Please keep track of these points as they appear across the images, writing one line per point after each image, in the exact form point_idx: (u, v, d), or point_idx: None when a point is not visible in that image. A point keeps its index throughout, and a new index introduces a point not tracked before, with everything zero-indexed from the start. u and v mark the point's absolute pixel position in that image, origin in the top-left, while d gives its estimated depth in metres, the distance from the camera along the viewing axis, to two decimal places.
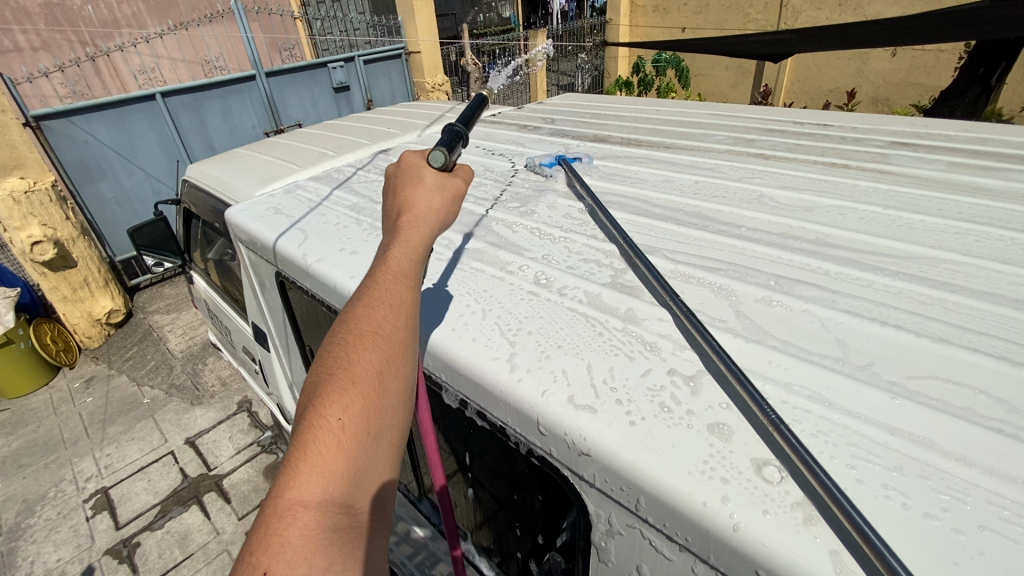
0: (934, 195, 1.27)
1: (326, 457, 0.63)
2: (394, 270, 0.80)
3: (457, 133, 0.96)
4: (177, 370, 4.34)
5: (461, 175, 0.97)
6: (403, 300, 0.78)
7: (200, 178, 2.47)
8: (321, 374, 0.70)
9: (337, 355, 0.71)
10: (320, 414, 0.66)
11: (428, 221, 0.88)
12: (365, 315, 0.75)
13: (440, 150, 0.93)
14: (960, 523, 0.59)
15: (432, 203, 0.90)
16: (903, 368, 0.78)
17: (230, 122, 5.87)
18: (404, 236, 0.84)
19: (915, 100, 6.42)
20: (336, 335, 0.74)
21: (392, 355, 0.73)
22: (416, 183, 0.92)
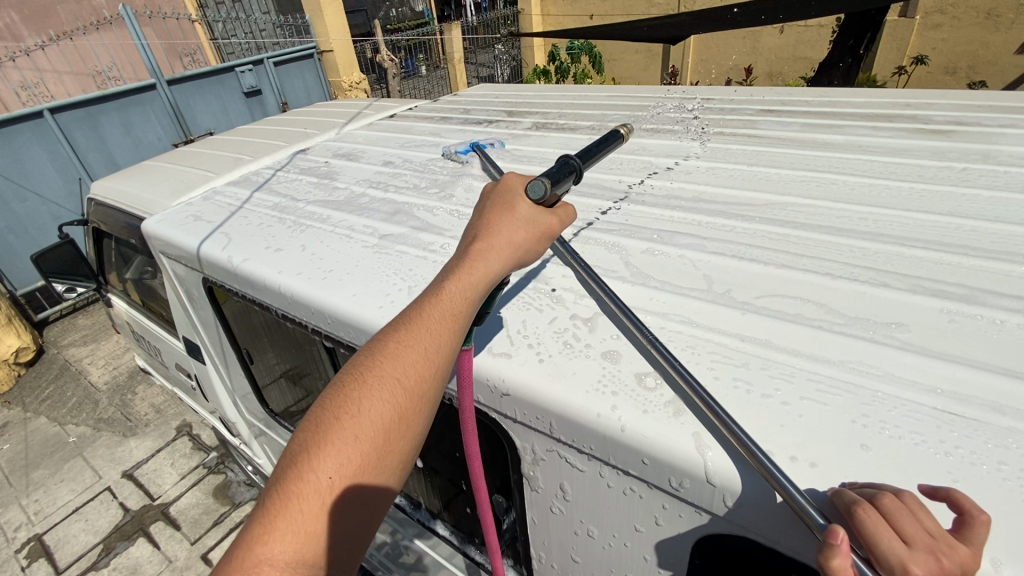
0: (788, 152, 1.50)
1: (307, 515, 0.66)
2: (438, 319, 0.78)
3: (570, 166, 0.87)
4: (104, 403, 4.09)
5: (559, 214, 0.88)
6: (433, 356, 0.76)
7: (108, 194, 2.38)
8: (327, 415, 0.71)
9: (348, 401, 0.72)
10: (314, 465, 0.67)
11: (500, 259, 0.82)
12: (391, 365, 0.74)
13: (542, 181, 0.85)
14: (787, 397, 0.76)
15: (507, 242, 0.84)
16: (754, 291, 0.96)
17: (133, 136, 5.52)
18: (465, 276, 0.80)
19: (803, 72, 7.04)
20: (357, 376, 0.74)
21: (403, 416, 0.73)
22: (502, 217, 0.86)
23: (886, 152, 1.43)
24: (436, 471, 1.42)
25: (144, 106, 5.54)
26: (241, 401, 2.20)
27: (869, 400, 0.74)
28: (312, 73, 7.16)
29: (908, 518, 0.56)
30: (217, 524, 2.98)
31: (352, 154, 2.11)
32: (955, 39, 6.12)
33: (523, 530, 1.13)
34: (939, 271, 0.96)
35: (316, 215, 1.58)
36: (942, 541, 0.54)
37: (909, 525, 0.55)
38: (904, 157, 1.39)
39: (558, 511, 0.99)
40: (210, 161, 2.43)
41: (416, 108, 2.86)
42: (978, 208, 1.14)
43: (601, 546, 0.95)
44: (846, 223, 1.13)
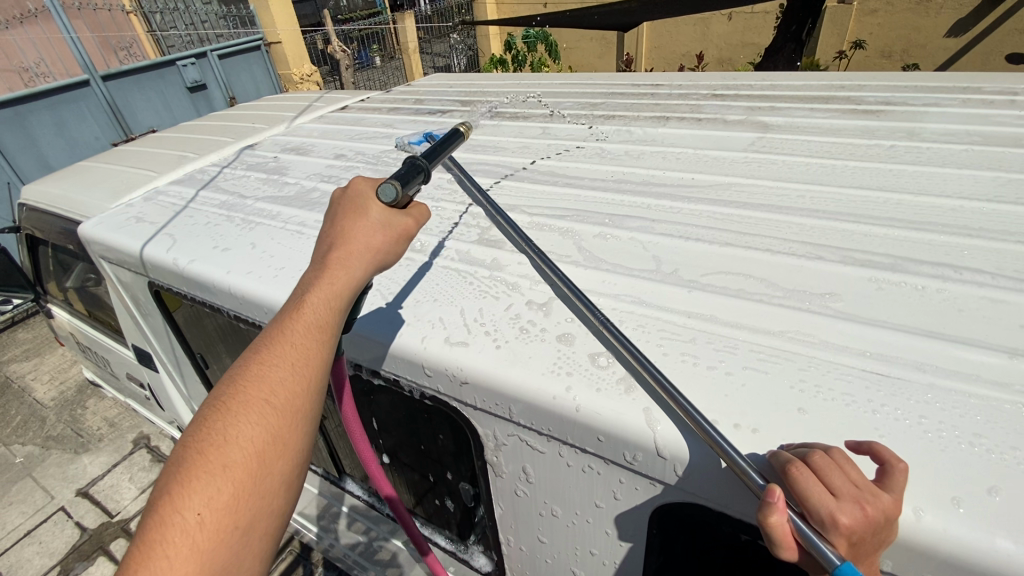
0: (733, 134, 1.55)
1: (176, 561, 0.59)
2: (302, 332, 0.76)
3: (416, 168, 0.91)
4: (51, 420, 3.88)
5: (414, 215, 0.90)
6: (304, 368, 0.74)
7: (40, 198, 2.24)
8: (190, 454, 0.66)
9: (212, 432, 0.67)
10: (178, 510, 0.62)
11: (359, 262, 0.83)
12: (255, 386, 0.71)
13: (393, 185, 0.86)
14: (731, 367, 0.79)
15: (367, 245, 0.84)
16: (700, 269, 0.99)
17: (67, 136, 5.19)
18: (324, 285, 0.79)
19: (752, 58, 7.25)
20: (219, 404, 0.70)
21: (279, 435, 0.69)
22: (357, 222, 0.86)
23: (822, 132, 1.50)
24: (403, 466, 1.42)
25: (78, 104, 5.22)
26: (199, 408, 2.13)
27: (806, 366, 0.78)
28: (259, 65, 6.91)
29: (838, 472, 0.60)
30: None
31: (302, 148, 2.06)
32: (891, 24, 6.41)
33: (490, 516, 1.15)
34: (868, 243, 1.02)
35: (266, 212, 1.53)
36: (867, 490, 0.58)
37: (838, 478, 0.59)
38: (838, 136, 1.46)
39: (523, 493, 1.01)
40: (151, 159, 2.32)
41: (369, 99, 2.80)
42: (903, 181, 1.21)
43: (566, 525, 0.97)
44: (784, 201, 1.18)
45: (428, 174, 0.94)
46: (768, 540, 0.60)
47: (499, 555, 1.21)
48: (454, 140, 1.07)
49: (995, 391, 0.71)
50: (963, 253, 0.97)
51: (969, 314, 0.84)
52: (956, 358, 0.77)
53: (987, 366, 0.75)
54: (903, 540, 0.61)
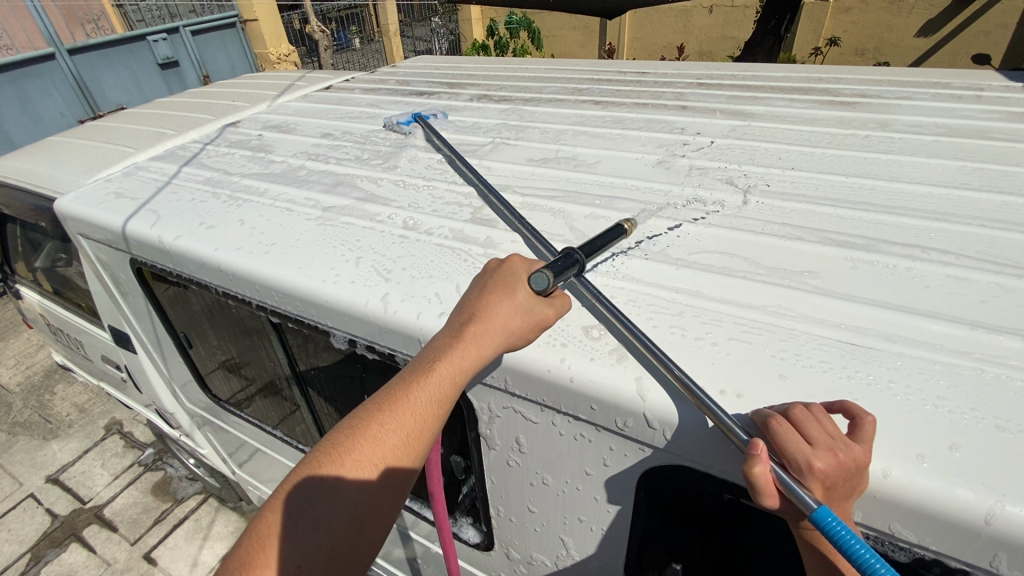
0: (718, 121, 1.60)
1: None
2: (421, 404, 0.85)
3: (572, 260, 0.91)
4: (17, 406, 3.76)
5: (556, 305, 0.90)
6: (412, 443, 0.85)
7: (9, 173, 2.17)
8: (307, 494, 0.79)
9: (325, 485, 0.80)
10: (293, 541, 0.77)
11: (495, 344, 0.85)
12: (367, 452, 0.82)
13: (545, 274, 0.88)
14: (717, 338, 0.84)
15: (502, 331, 0.86)
16: (688, 249, 1.03)
17: (30, 112, 4.94)
18: (452, 362, 0.84)
19: (731, 52, 7.34)
20: (334, 456, 0.82)
21: (376, 498, 0.83)
22: (499, 302, 0.88)
23: (800, 120, 1.56)
24: None
25: (41, 79, 5.00)
26: (181, 390, 2.11)
27: (787, 338, 0.83)
28: (234, 44, 6.74)
29: (814, 426, 0.65)
30: (159, 521, 2.87)
31: (287, 127, 2.02)
32: (864, 23, 6.57)
33: (481, 488, 1.18)
34: (844, 225, 1.07)
35: (253, 189, 1.52)
36: (840, 441, 0.64)
37: (814, 431, 0.65)
38: (815, 125, 1.52)
39: (515, 464, 1.04)
40: (126, 135, 2.25)
41: (353, 79, 2.75)
42: (875, 169, 1.27)
43: (556, 493, 1.01)
44: (765, 185, 1.23)
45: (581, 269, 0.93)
46: (751, 489, 0.66)
47: (488, 527, 1.25)
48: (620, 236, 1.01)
49: (958, 359, 0.77)
50: (931, 235, 1.03)
51: (935, 290, 0.90)
52: (923, 330, 0.82)
53: (950, 337, 0.81)
54: (872, 490, 0.66)
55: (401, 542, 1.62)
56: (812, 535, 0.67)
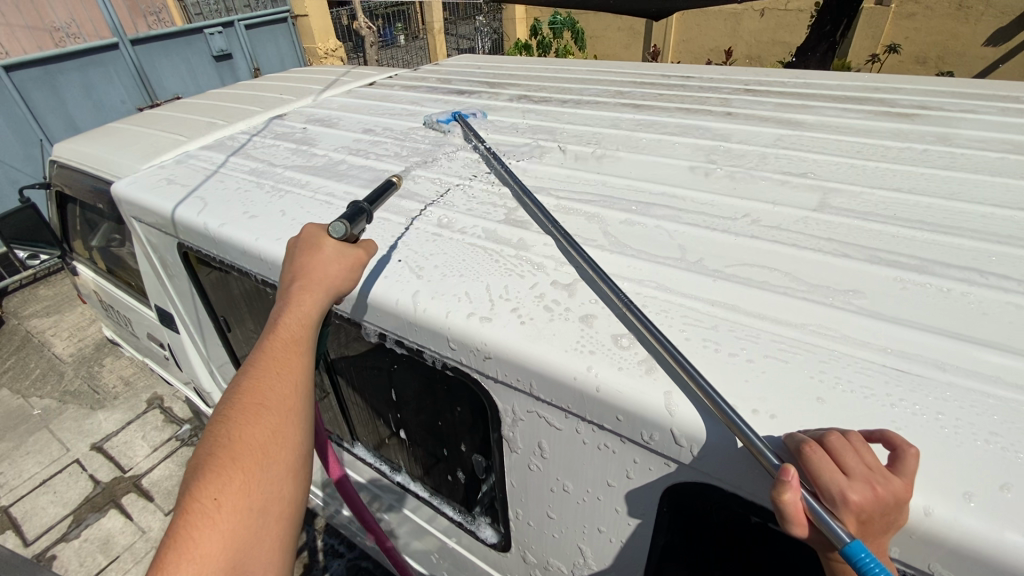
0: (766, 130, 1.55)
1: (202, 539, 0.69)
2: (284, 339, 0.89)
3: (361, 210, 1.08)
4: (69, 376, 3.99)
5: (363, 248, 1.05)
6: (292, 373, 0.86)
7: (73, 157, 2.30)
8: (204, 448, 0.77)
9: (221, 433, 0.78)
10: (202, 486, 0.73)
11: (322, 285, 0.96)
12: (250, 392, 0.82)
13: (341, 223, 1.02)
14: (752, 355, 0.81)
15: (324, 277, 0.97)
16: (726, 260, 1.00)
17: (94, 99, 5.25)
18: (296, 303, 0.92)
19: (781, 57, 7.11)
20: (221, 413, 0.81)
21: (277, 428, 0.80)
22: (311, 256, 0.99)
23: (854, 131, 1.49)
24: (415, 437, 1.45)
25: (106, 68, 5.28)
26: (217, 370, 2.19)
27: (826, 359, 0.79)
28: (284, 39, 6.97)
29: (852, 454, 0.63)
30: None
31: (330, 121, 2.07)
32: (927, 30, 6.27)
33: (501, 489, 1.18)
34: (895, 244, 1.02)
35: (295, 181, 1.56)
36: (878, 472, 0.61)
37: (851, 459, 0.62)
38: (870, 137, 1.45)
39: (536, 468, 1.04)
40: (180, 124, 2.35)
41: (396, 76, 2.80)
42: (932, 185, 1.21)
43: (577, 501, 1.00)
44: (812, 199, 1.19)
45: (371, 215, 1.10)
46: (779, 515, 0.63)
47: (506, 528, 1.25)
48: (384, 191, 1.20)
49: (1014, 393, 0.72)
50: (991, 259, 0.97)
51: (993, 318, 0.85)
52: (978, 360, 0.77)
53: (1007, 369, 0.76)
54: (911, 526, 0.63)
55: (418, 534, 1.64)
56: (841, 568, 0.64)
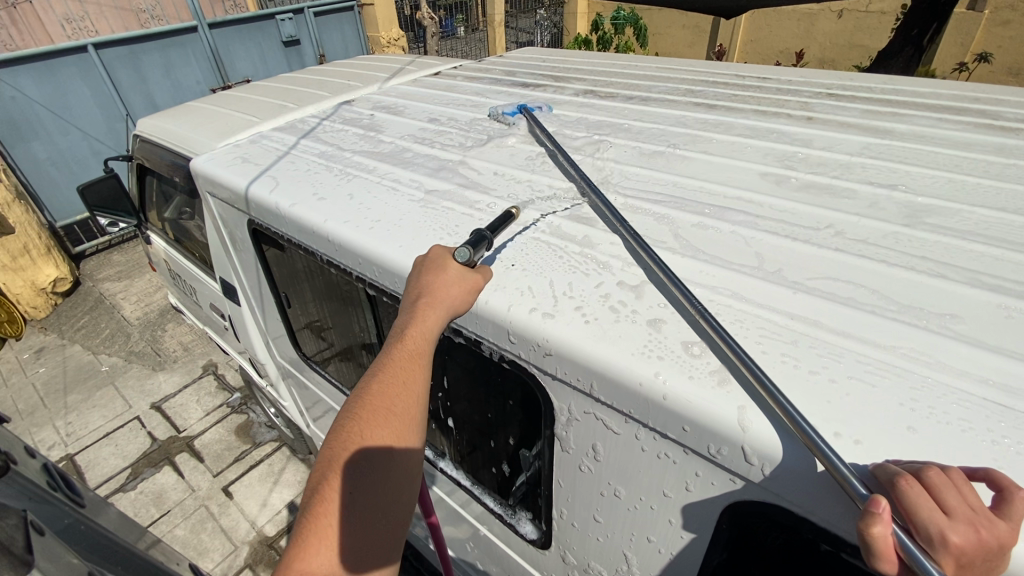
0: (850, 138, 1.46)
1: (331, 535, 0.80)
2: (408, 355, 0.94)
3: (484, 237, 1.05)
4: (135, 337, 4.27)
5: (484, 271, 1.04)
6: (413, 390, 0.92)
7: (155, 132, 2.43)
8: (333, 450, 0.85)
9: (349, 439, 0.86)
10: (333, 486, 0.82)
11: (445, 304, 0.99)
12: (376, 404, 0.89)
13: (466, 248, 1.00)
14: (834, 375, 0.76)
15: (448, 296, 0.99)
16: (806, 272, 0.95)
17: (173, 78, 5.55)
18: (420, 321, 0.96)
19: (857, 62, 6.71)
20: (348, 417, 0.88)
21: (398, 442, 0.88)
22: (439, 275, 1.01)
23: (951, 143, 1.39)
24: (461, 425, 1.45)
25: (185, 50, 5.57)
26: (273, 343, 2.28)
27: (919, 386, 0.74)
28: (350, 27, 7.14)
29: (952, 491, 0.58)
30: (239, 460, 3.14)
31: (396, 109, 2.10)
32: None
33: (547, 486, 1.17)
34: (999, 267, 0.94)
35: (363, 166, 1.60)
36: (982, 514, 0.57)
37: (951, 497, 0.58)
38: (969, 150, 1.35)
39: (588, 470, 1.02)
40: (254, 105, 2.45)
41: (460, 67, 2.81)
42: None
43: (627, 507, 0.98)
44: (903, 213, 1.11)
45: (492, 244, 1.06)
46: (864, 549, 0.59)
47: (548, 525, 1.24)
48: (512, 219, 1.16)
49: None
50: None
51: None
52: None
53: None
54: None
55: (455, 521, 1.66)
56: None
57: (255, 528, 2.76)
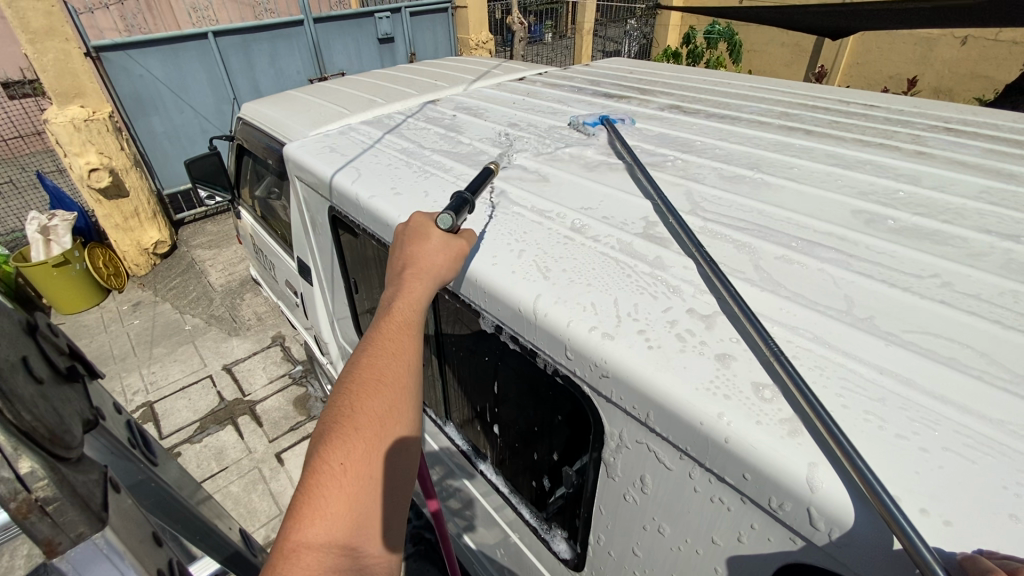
0: (967, 179, 1.33)
1: (327, 499, 0.78)
2: (398, 324, 0.98)
3: (463, 201, 1.16)
4: (217, 302, 4.62)
5: (465, 238, 1.14)
6: (404, 356, 0.95)
7: (256, 117, 2.62)
8: (331, 417, 0.86)
9: (345, 406, 0.87)
10: (329, 450, 0.82)
11: (429, 274, 1.06)
12: (369, 370, 0.91)
13: (449, 214, 1.10)
14: (926, 443, 0.69)
15: (430, 267, 1.07)
16: (901, 323, 0.87)
17: (277, 67, 5.97)
18: (407, 291, 1.02)
19: (978, 94, 6.08)
20: (342, 387, 0.90)
21: (391, 406, 0.88)
22: (420, 247, 1.09)
23: None
24: (506, 431, 1.45)
25: (291, 41, 5.97)
26: (338, 324, 2.39)
27: None
28: (443, 28, 7.38)
29: None
30: (293, 429, 3.31)
31: (478, 111, 2.14)
32: None
33: (587, 508, 1.14)
34: None
35: (441, 165, 1.63)
36: None
37: None
38: None
39: (632, 500, 0.98)
40: (347, 98, 2.58)
41: (546, 73, 2.83)
42: None
43: (670, 547, 0.94)
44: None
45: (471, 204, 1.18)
46: None
47: (583, 547, 1.20)
48: (488, 175, 1.33)
49: None
50: None
51: None
52: None
53: None
54: None
55: (489, 525, 1.65)
56: None
57: None
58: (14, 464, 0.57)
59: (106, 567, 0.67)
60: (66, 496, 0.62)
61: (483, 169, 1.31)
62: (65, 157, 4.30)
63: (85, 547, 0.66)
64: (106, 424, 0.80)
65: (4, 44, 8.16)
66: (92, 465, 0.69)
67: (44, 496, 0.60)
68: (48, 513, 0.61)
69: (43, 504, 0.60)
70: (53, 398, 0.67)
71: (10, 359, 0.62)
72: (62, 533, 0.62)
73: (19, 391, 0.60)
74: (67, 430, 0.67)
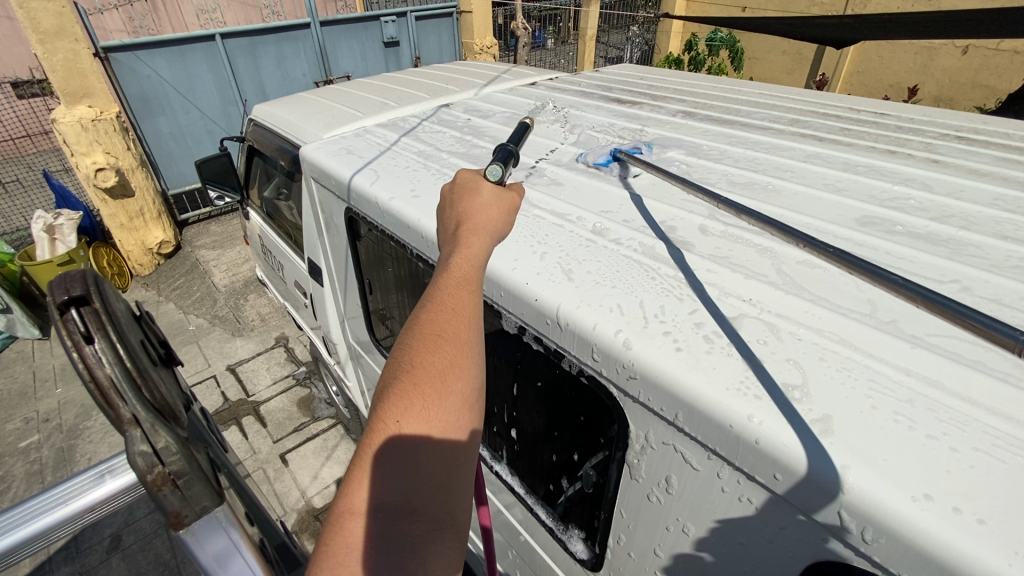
0: (981, 186, 1.35)
1: (383, 459, 0.71)
2: (457, 278, 0.89)
3: (509, 153, 1.13)
4: (221, 302, 4.63)
5: (515, 191, 1.10)
6: (467, 310, 0.85)
7: (268, 118, 2.64)
8: (389, 373, 0.77)
9: (405, 360, 0.78)
10: (386, 409, 0.73)
11: (485, 229, 0.99)
12: (430, 323, 0.81)
13: (500, 164, 1.07)
14: (957, 444, 0.70)
15: (486, 222, 1.00)
16: (924, 327, 0.89)
17: (283, 69, 6.00)
18: (464, 245, 0.94)
19: (979, 102, 6.14)
20: (404, 339, 0.80)
21: (456, 361, 0.79)
22: (472, 202, 1.03)
23: None
24: (522, 431, 1.46)
25: (298, 44, 6.00)
26: (348, 325, 2.40)
27: None
28: (447, 32, 7.42)
29: None
30: (297, 430, 3.32)
31: (490, 115, 2.16)
32: None
33: (608, 510, 1.15)
34: None
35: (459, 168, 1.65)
36: None
37: None
38: None
39: (655, 500, 0.99)
40: (359, 101, 2.60)
41: (555, 78, 2.85)
42: None
43: (695, 547, 0.94)
44: None
45: (516, 157, 1.16)
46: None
47: (601, 548, 1.21)
48: (524, 131, 1.30)
49: None
50: None
51: None
52: None
53: None
54: None
55: (501, 526, 1.66)
56: None
57: (305, 498, 2.89)
58: (154, 440, 0.71)
59: (222, 533, 0.80)
60: (192, 471, 0.75)
61: (519, 123, 1.30)
62: (72, 156, 4.32)
63: (208, 519, 0.80)
64: (194, 410, 0.94)
65: (13, 44, 8.22)
66: (197, 447, 0.82)
67: (176, 469, 0.73)
68: (178, 486, 0.74)
69: (174, 477, 0.73)
70: (162, 382, 0.81)
71: (133, 345, 0.77)
72: (189, 505, 0.77)
73: (143, 376, 0.74)
74: (176, 413, 0.81)
